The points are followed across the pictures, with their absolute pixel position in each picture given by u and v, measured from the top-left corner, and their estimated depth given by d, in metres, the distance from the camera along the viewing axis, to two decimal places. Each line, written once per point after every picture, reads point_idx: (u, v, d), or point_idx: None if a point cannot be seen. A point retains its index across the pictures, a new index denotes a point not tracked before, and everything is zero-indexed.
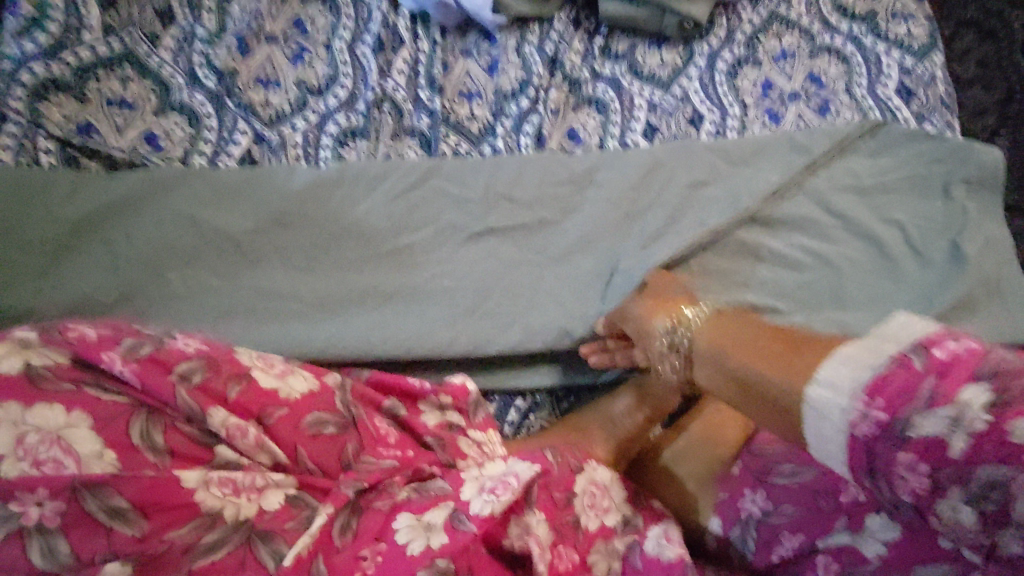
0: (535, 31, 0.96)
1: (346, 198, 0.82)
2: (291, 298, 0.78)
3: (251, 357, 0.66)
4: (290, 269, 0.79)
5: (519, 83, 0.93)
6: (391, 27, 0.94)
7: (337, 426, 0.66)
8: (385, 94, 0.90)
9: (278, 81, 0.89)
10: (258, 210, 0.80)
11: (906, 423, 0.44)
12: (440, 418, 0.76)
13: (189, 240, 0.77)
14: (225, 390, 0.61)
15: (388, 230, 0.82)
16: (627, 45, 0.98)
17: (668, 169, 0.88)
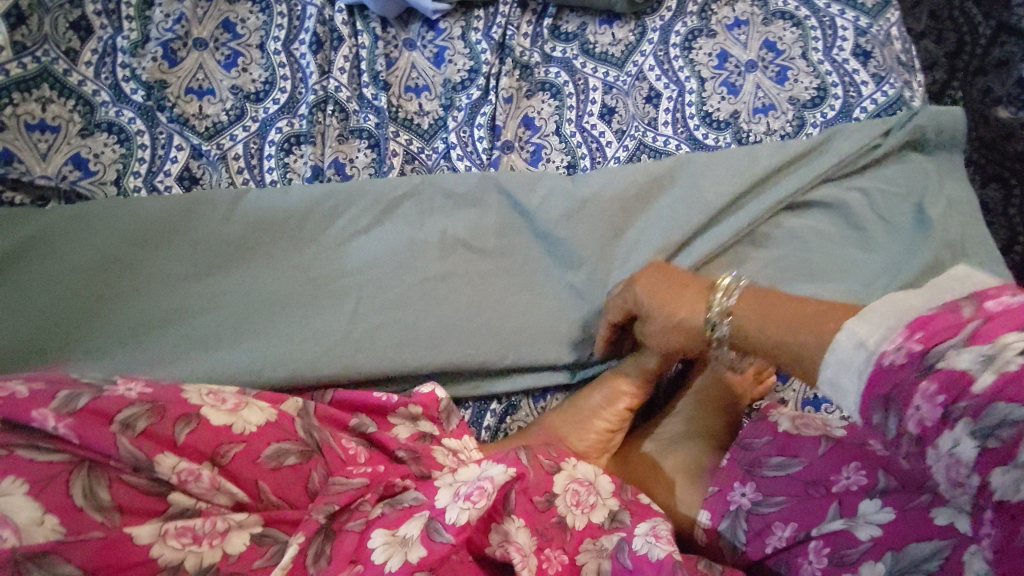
0: (481, 17, 0.91)
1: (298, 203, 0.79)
2: (245, 326, 0.73)
3: (201, 396, 0.63)
4: (239, 309, 0.74)
5: (468, 73, 0.89)
6: (328, 23, 0.88)
7: (299, 456, 0.63)
8: (327, 94, 0.85)
9: (212, 89, 0.84)
10: (196, 253, 0.75)
11: (939, 355, 0.41)
12: (413, 429, 0.73)
13: (118, 281, 0.72)
14: (173, 434, 0.57)
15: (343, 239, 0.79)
16: (577, 24, 0.94)
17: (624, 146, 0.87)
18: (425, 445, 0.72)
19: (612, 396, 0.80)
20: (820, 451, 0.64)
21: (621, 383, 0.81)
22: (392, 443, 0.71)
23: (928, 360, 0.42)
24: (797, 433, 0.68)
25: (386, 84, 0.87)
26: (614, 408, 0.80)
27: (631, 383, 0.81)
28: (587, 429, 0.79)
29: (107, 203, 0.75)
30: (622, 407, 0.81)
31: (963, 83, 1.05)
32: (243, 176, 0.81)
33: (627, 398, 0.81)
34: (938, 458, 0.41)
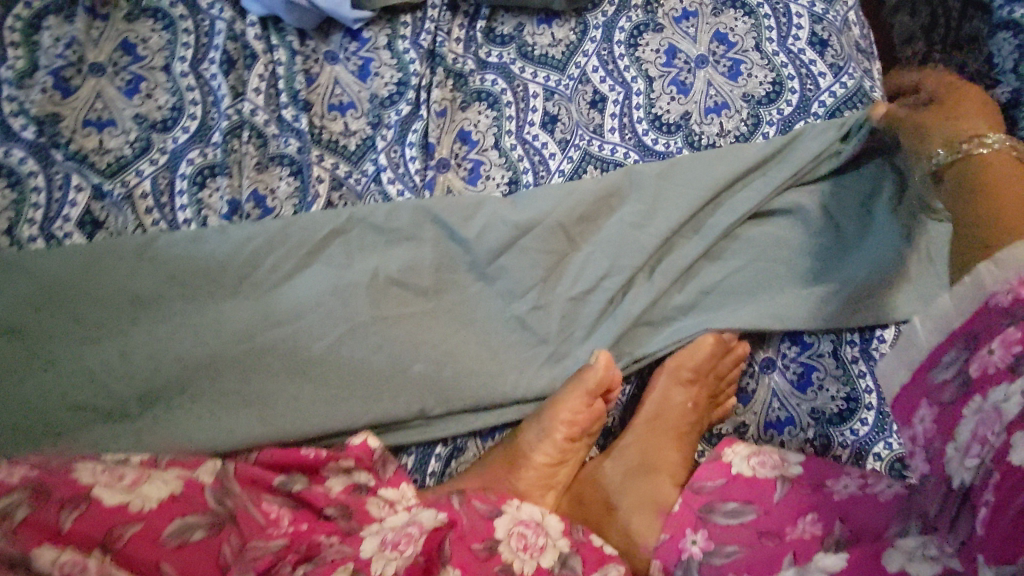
0: (408, 22, 0.84)
1: (217, 246, 0.72)
2: (171, 387, 0.69)
3: (94, 474, 0.58)
4: (162, 363, 0.68)
5: (397, 86, 0.82)
6: (239, 39, 0.81)
7: (208, 529, 0.57)
8: (242, 119, 0.78)
9: (113, 120, 0.77)
10: (106, 308, 0.69)
11: (950, 351, 0.57)
12: (347, 481, 0.68)
13: (24, 352, 0.66)
14: (57, 520, 0.52)
15: (269, 279, 0.73)
16: (513, 25, 0.87)
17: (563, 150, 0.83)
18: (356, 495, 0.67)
19: (547, 426, 0.74)
20: (775, 498, 0.65)
21: (558, 414, 0.73)
22: (320, 499, 0.65)
23: (947, 355, 0.57)
24: (752, 475, 0.68)
25: (307, 103, 0.80)
26: (552, 440, 0.74)
27: (569, 414, 0.74)
28: (528, 468, 0.74)
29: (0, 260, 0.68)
30: (562, 441, 0.74)
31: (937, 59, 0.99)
32: (151, 215, 0.74)
33: (568, 430, 0.74)
34: (952, 448, 0.52)
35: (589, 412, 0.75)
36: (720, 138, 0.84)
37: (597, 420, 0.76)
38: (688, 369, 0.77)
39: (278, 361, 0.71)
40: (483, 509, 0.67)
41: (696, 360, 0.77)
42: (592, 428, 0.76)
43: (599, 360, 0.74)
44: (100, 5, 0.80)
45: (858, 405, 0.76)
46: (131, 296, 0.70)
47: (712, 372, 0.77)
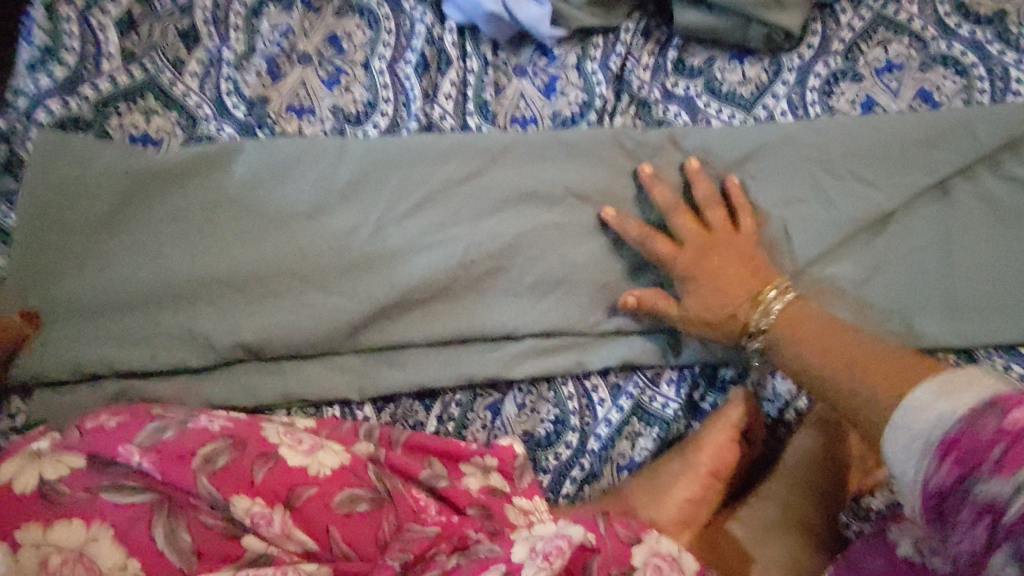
0: (599, 44, 0.84)
1: (409, 231, 0.74)
2: (348, 351, 0.73)
3: (280, 435, 0.62)
4: (336, 334, 0.72)
5: (580, 107, 0.82)
6: (436, 43, 0.83)
7: (371, 503, 0.60)
8: (430, 122, 0.81)
9: (313, 108, 0.81)
10: (296, 255, 0.72)
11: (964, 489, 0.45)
12: (484, 481, 0.70)
13: (210, 289, 0.71)
14: (251, 473, 0.57)
15: (450, 273, 0.74)
16: (704, 58, 0.85)
17: (757, 181, 0.80)
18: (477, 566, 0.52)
19: (690, 462, 0.74)
20: None
21: (704, 448, 0.74)
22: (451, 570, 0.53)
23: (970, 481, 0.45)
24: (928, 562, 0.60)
25: (493, 115, 0.82)
26: (694, 477, 0.73)
27: (715, 451, 0.74)
28: (665, 500, 0.73)
29: (208, 191, 0.73)
30: (704, 475, 0.74)
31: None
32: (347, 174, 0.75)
33: (714, 469, 0.74)
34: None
35: (733, 451, 0.75)
36: (910, 204, 0.80)
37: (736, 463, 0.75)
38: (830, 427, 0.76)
39: (434, 349, 0.75)
40: (623, 534, 0.65)
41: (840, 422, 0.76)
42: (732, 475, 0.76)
43: (736, 395, 0.75)
44: None
45: None
46: (313, 264, 0.72)
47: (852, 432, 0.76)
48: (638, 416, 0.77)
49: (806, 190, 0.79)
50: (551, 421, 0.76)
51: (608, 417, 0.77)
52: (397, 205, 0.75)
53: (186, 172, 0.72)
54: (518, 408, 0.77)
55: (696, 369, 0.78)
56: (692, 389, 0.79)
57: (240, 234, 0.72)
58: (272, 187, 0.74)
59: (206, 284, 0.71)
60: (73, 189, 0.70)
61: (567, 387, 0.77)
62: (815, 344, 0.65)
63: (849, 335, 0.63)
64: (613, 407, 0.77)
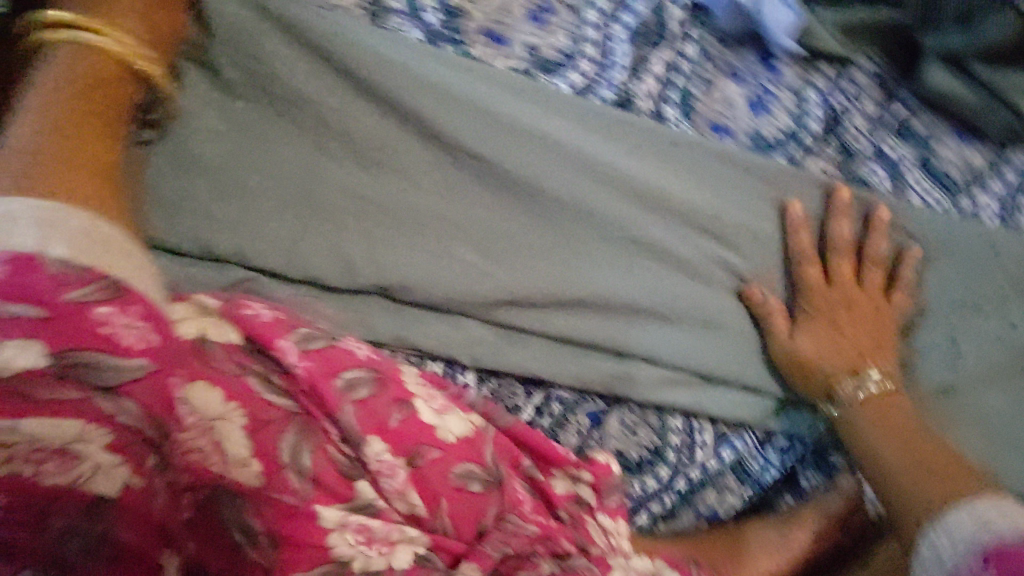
0: (827, 75, 0.76)
1: (574, 211, 0.68)
2: (476, 318, 0.69)
3: (416, 381, 0.59)
4: (474, 303, 0.67)
5: (784, 135, 0.75)
6: (660, 15, 0.76)
7: (483, 484, 0.57)
8: (628, 96, 0.73)
9: (508, 39, 0.73)
10: (459, 202, 0.67)
11: None
12: (572, 489, 0.67)
13: (360, 210, 0.66)
14: (385, 416, 0.54)
15: (605, 272, 0.69)
16: (928, 127, 0.76)
17: (946, 277, 0.73)
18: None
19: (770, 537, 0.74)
20: None
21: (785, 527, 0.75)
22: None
23: None
24: None
25: (693, 113, 0.74)
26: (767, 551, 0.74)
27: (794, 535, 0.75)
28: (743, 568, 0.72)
29: (388, 101, 0.65)
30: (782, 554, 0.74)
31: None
32: (533, 133, 0.67)
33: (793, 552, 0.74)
34: None
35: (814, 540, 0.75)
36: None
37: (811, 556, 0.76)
38: None
39: (558, 343, 0.70)
40: None
41: None
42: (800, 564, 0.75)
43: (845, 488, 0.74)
44: None
45: None
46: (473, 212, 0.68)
47: None
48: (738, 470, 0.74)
49: (990, 300, 0.73)
50: (648, 450, 0.72)
51: (705, 464, 0.73)
52: (569, 186, 0.68)
53: (372, 75, 0.64)
54: (620, 424, 0.72)
55: (809, 445, 0.74)
56: (798, 462, 0.75)
57: (411, 163, 0.67)
58: (459, 119, 0.66)
59: (366, 204, 0.66)
60: (258, 49, 0.63)
61: (675, 419, 0.73)
62: (896, 439, 0.65)
63: (926, 442, 0.64)
64: (714, 454, 0.73)
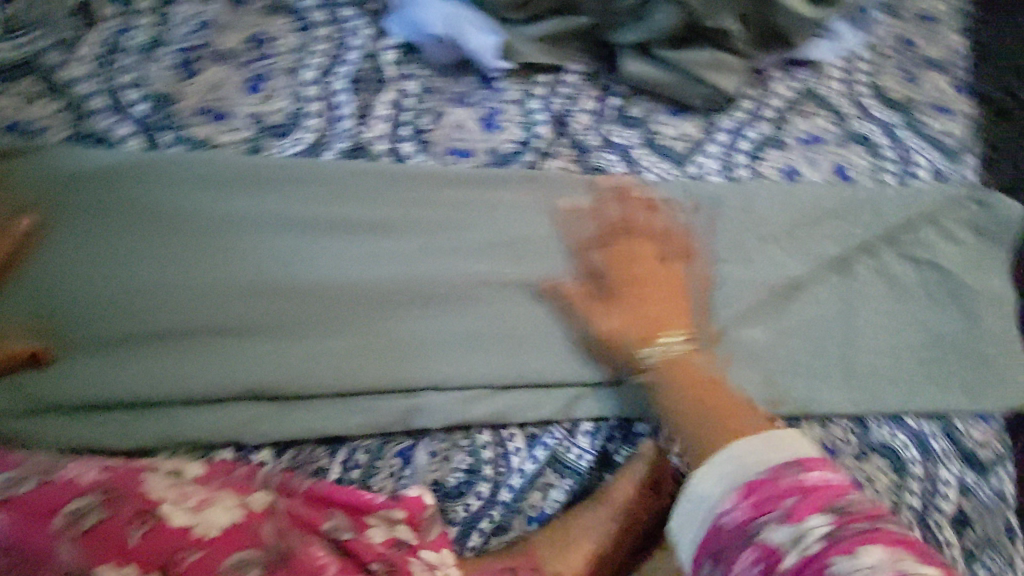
0: (543, 83, 0.82)
1: (324, 257, 0.72)
2: (250, 393, 0.68)
3: (164, 487, 0.57)
4: (245, 379, 0.68)
5: (517, 145, 0.80)
6: (373, 60, 0.78)
7: (263, 568, 0.54)
8: (360, 143, 0.75)
9: (227, 113, 0.73)
10: (204, 274, 0.69)
11: (759, 529, 0.53)
12: (389, 534, 0.66)
13: (109, 297, 0.67)
14: (125, 535, 0.51)
15: (369, 311, 0.73)
16: (644, 110, 0.84)
17: (687, 239, 0.81)
18: (759, 536, 0.52)
19: (593, 516, 0.76)
20: None
21: (607, 500, 0.77)
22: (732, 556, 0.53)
23: (750, 529, 0.53)
24: None
25: (429, 144, 0.78)
26: (597, 529, 0.76)
27: (619, 502, 0.76)
28: (573, 553, 0.74)
29: (106, 180, 0.69)
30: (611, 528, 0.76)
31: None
32: (267, 194, 0.72)
33: (621, 519, 0.77)
34: None
35: (637, 502, 0.77)
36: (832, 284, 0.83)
37: (641, 516, 0.78)
38: None
39: (344, 396, 0.71)
40: None
41: None
42: (633, 525, 0.79)
43: (643, 448, 0.77)
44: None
45: None
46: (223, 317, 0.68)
47: None
48: (553, 463, 0.77)
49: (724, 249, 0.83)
50: (463, 471, 0.74)
51: (522, 467, 0.76)
52: (314, 241, 0.72)
53: (97, 169, 0.69)
54: (431, 454, 0.74)
55: (611, 421, 0.79)
56: (607, 441, 0.79)
57: (145, 248, 0.68)
58: (197, 201, 0.70)
59: (105, 307, 0.66)
60: None
61: (483, 434, 0.76)
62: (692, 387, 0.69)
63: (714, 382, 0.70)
64: (528, 457, 0.76)
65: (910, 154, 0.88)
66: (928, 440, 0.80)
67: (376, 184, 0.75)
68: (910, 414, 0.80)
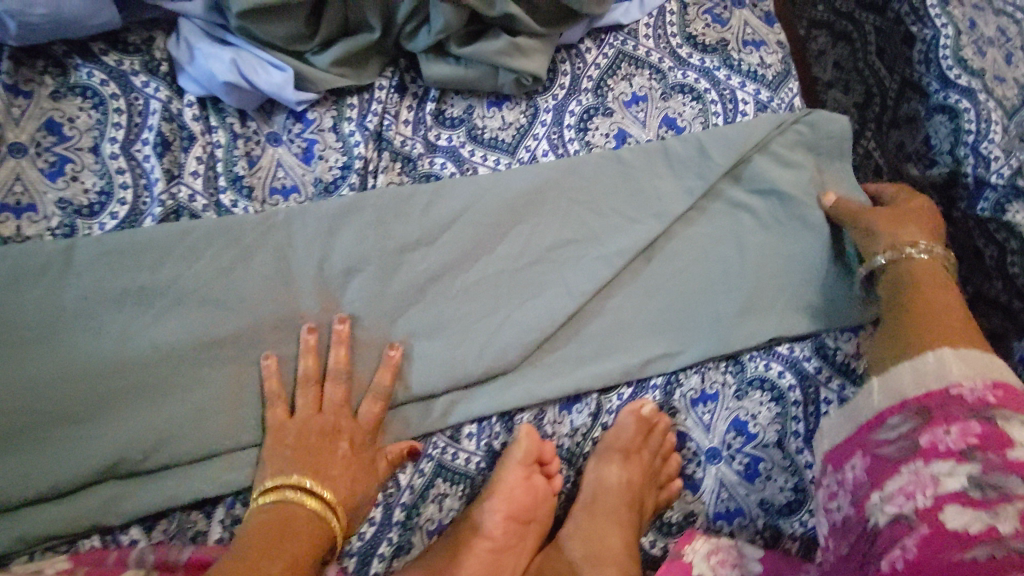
0: (355, 104, 0.82)
1: (157, 325, 0.71)
2: (108, 476, 0.67)
3: None
4: (98, 462, 0.67)
5: (341, 170, 0.80)
6: (175, 119, 0.78)
7: None
8: (178, 204, 0.75)
9: (32, 204, 0.72)
10: (27, 372, 0.67)
11: (1003, 418, 0.57)
12: None
13: None
14: None
15: (214, 366, 0.71)
16: (463, 108, 0.86)
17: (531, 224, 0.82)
18: (999, 423, 0.57)
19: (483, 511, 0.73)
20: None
21: (495, 492, 0.73)
22: (952, 417, 0.59)
23: (989, 413, 0.58)
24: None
25: (249, 189, 0.77)
26: (491, 526, 0.73)
27: (506, 492, 0.73)
28: (469, 555, 0.71)
29: None
30: (503, 524, 0.73)
31: (872, 132, 1.07)
32: (82, 275, 0.70)
33: (515, 509, 0.74)
34: (918, 470, 0.58)
35: (526, 487, 0.74)
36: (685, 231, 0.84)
37: (538, 501, 0.76)
38: (620, 449, 0.78)
39: (210, 456, 0.70)
40: None
41: (641, 446, 0.78)
42: (533, 513, 0.76)
43: (520, 432, 0.75)
44: (21, 81, 0.75)
45: (805, 496, 0.77)
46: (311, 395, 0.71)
47: (643, 448, 0.78)
48: (442, 470, 0.76)
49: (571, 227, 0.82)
50: None
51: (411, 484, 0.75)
52: (143, 314, 0.71)
53: None
54: None
55: (493, 418, 0.78)
56: (493, 437, 0.78)
57: None
58: (9, 300, 0.68)
59: None
60: None
61: None
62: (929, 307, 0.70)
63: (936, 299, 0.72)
64: (414, 472, 0.75)
65: (732, 93, 0.90)
66: (801, 362, 0.81)
67: (199, 241, 0.73)
68: (782, 342, 0.82)
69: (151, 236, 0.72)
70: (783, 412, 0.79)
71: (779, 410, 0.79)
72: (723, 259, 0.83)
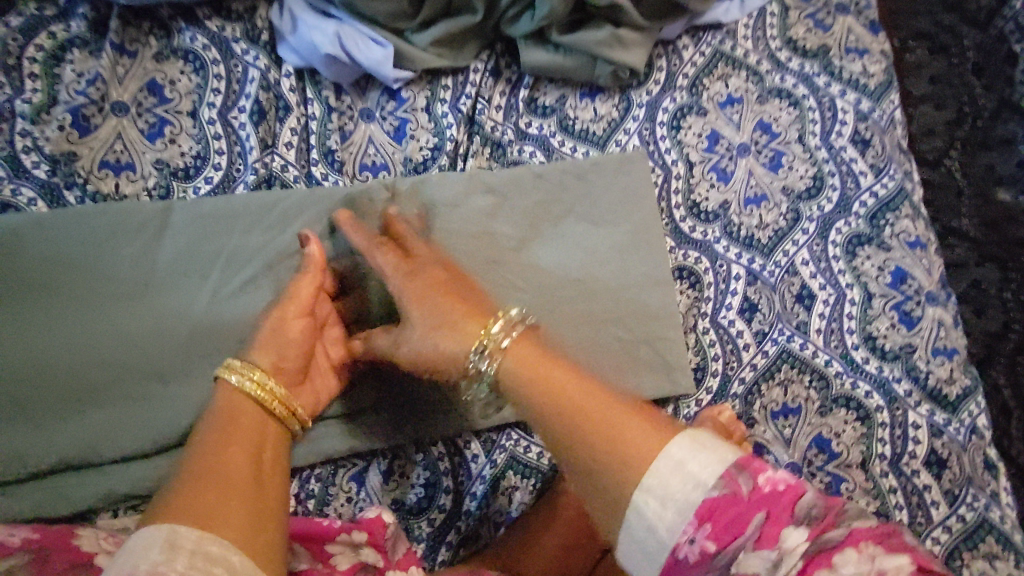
0: (448, 85, 0.81)
1: (246, 293, 0.70)
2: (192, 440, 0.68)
3: (95, 540, 0.57)
4: (181, 426, 0.67)
5: (431, 151, 0.79)
6: (272, 88, 0.77)
7: None
8: (270, 173, 0.75)
9: (131, 163, 0.73)
10: (115, 329, 0.66)
11: (730, 557, 0.44)
12: (354, 559, 0.65)
13: (19, 367, 0.64)
14: None
15: None
16: (556, 97, 0.84)
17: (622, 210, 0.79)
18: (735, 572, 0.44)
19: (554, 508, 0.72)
20: None
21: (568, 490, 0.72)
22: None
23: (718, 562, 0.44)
24: None
25: (340, 164, 0.77)
26: (560, 523, 0.72)
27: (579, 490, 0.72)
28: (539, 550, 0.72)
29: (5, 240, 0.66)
30: (573, 519, 0.72)
31: (959, 154, 0.99)
32: (176, 234, 0.70)
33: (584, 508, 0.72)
34: None
35: None
36: (775, 241, 0.82)
37: None
38: None
39: None
40: None
41: None
42: None
43: None
44: (128, 41, 0.76)
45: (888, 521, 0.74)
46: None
47: None
48: (514, 456, 0.75)
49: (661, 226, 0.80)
50: (422, 485, 0.73)
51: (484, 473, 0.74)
52: (231, 282, 0.70)
53: None
54: (386, 474, 0.73)
55: None
56: None
57: (54, 317, 0.65)
58: (103, 256, 0.68)
59: (18, 378, 0.64)
60: None
61: (437, 447, 0.74)
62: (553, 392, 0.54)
63: (576, 384, 0.54)
64: (486, 462, 0.74)
65: (831, 101, 0.87)
66: (890, 382, 0.78)
67: (291, 211, 0.73)
68: (869, 361, 0.79)
69: (246, 203, 0.72)
70: (869, 432, 0.76)
71: (864, 430, 0.76)
72: (812, 270, 0.81)
